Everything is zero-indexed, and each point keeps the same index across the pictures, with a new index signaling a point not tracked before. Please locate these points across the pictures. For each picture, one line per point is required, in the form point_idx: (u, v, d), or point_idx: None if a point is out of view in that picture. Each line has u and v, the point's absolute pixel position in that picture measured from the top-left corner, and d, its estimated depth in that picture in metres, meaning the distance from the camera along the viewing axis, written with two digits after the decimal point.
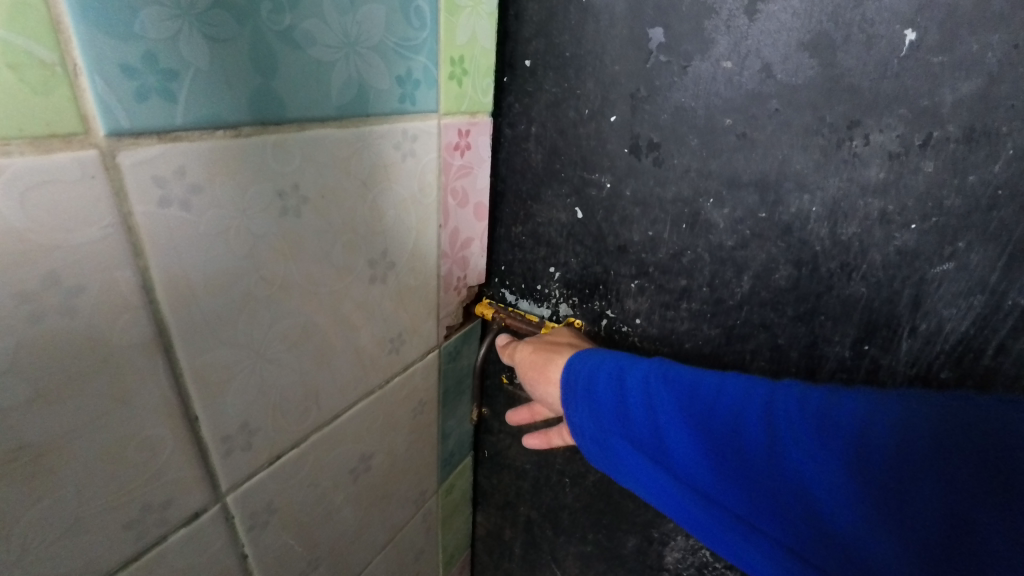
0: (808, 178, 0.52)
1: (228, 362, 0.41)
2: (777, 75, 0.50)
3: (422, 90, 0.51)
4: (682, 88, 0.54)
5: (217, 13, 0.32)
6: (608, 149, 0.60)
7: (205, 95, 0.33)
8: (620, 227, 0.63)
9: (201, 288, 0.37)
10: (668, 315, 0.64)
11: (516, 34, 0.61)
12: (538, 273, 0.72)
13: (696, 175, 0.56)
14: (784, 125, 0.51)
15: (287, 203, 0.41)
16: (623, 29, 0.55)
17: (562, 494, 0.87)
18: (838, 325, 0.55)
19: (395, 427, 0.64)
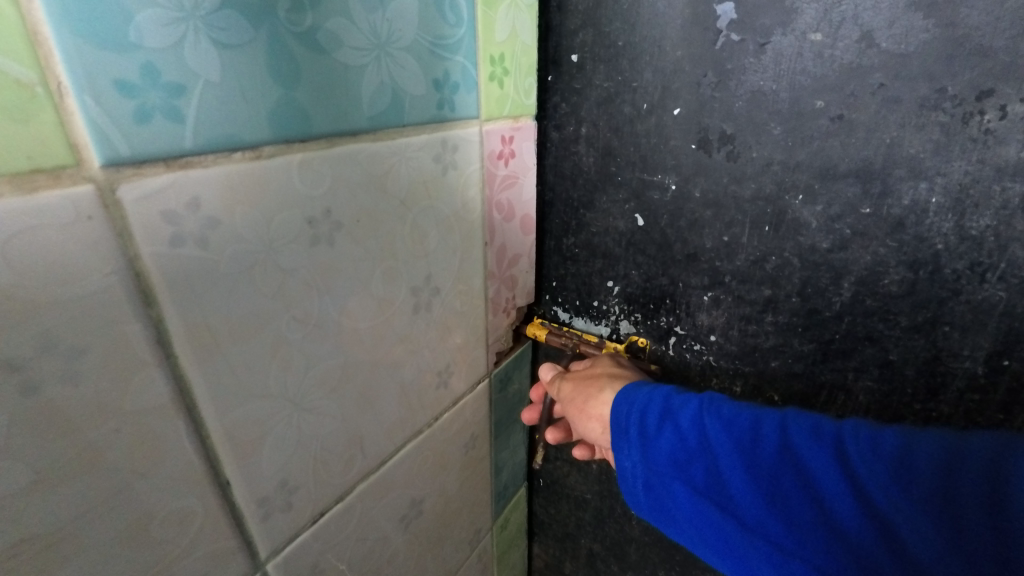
0: (925, 164, 0.43)
1: (261, 417, 0.35)
2: (880, 43, 0.42)
3: (462, 93, 0.46)
4: (759, 70, 0.47)
5: (227, 14, 0.27)
6: (671, 146, 0.53)
7: (218, 112, 0.28)
8: (688, 232, 0.56)
9: (224, 336, 0.32)
10: (750, 330, 0.56)
11: (561, 27, 0.55)
12: (594, 288, 0.65)
13: (781, 168, 0.49)
14: (892, 103, 0.43)
15: (318, 230, 0.36)
16: (685, 8, 0.48)
17: (628, 527, 0.79)
18: (967, 336, 0.46)
19: (446, 467, 0.58)
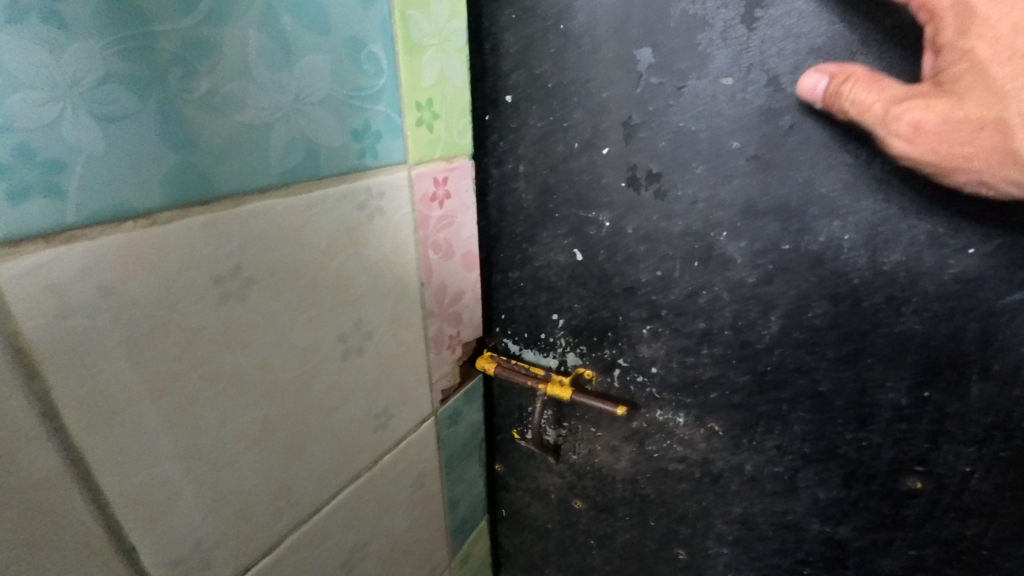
0: (837, 202, 0.44)
1: (170, 477, 0.35)
2: (786, 88, 0.43)
3: (386, 140, 0.46)
4: (679, 111, 0.48)
5: (109, 87, 0.28)
6: (604, 184, 0.54)
7: (107, 182, 0.28)
8: (625, 266, 0.56)
9: (123, 401, 0.31)
10: (689, 362, 0.57)
11: (494, 68, 0.56)
12: (541, 321, 0.65)
13: (706, 206, 0.50)
14: (802, 144, 0.44)
15: (228, 287, 0.36)
16: (608, 52, 0.49)
17: (590, 557, 0.78)
18: (890, 368, 0.47)
19: (391, 508, 0.58)
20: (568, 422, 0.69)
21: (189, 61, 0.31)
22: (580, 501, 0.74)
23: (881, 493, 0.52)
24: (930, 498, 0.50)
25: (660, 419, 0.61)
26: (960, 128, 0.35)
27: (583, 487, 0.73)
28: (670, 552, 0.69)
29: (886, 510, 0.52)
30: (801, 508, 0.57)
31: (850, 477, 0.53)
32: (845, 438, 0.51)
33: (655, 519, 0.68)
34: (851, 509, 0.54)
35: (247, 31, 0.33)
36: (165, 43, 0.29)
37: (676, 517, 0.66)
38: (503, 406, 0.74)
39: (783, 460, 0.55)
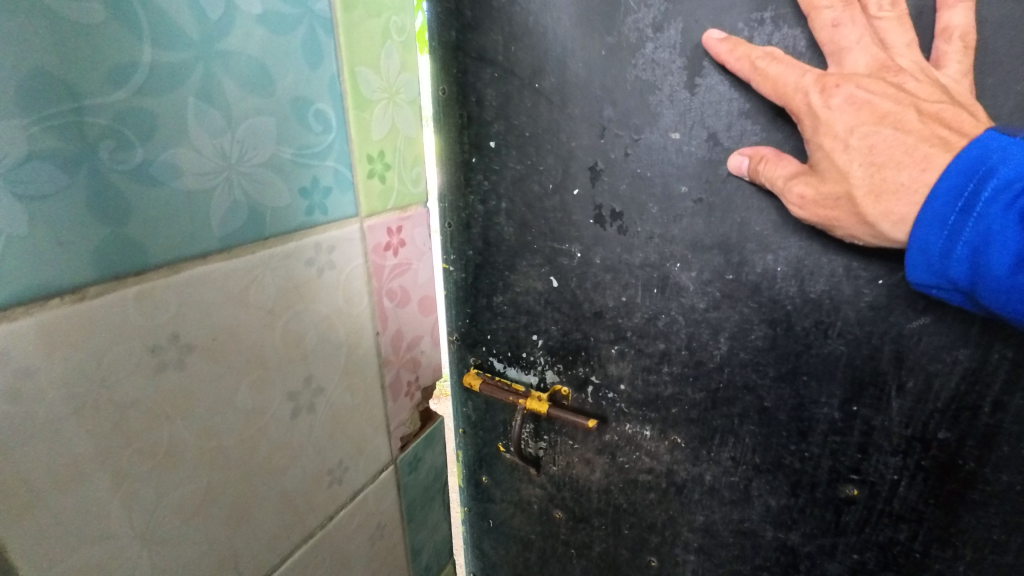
0: (769, 239, 0.51)
1: (97, 559, 0.35)
2: (723, 142, 0.50)
3: (335, 195, 0.48)
4: (635, 159, 0.55)
5: (34, 166, 0.28)
6: (574, 220, 0.61)
7: (29, 265, 0.28)
8: (594, 293, 0.63)
9: (45, 483, 0.31)
10: (652, 379, 0.63)
11: (478, 118, 0.63)
12: (521, 341, 0.71)
13: (661, 241, 0.57)
14: (738, 189, 0.51)
15: (162, 358, 0.36)
16: (575, 108, 0.57)
17: (570, 566, 0.83)
18: (823, 385, 0.53)
19: (372, 522, 0.62)
20: (547, 436, 0.75)
21: (122, 134, 0.31)
22: (559, 512, 0.79)
23: (824, 500, 0.57)
24: (866, 504, 0.55)
25: (629, 432, 0.67)
26: (820, 198, 0.44)
27: (562, 498, 0.78)
28: (642, 561, 0.74)
29: (830, 517, 0.57)
30: (755, 515, 0.62)
31: (797, 485, 0.58)
32: (789, 449, 0.57)
33: (628, 527, 0.73)
34: (798, 516, 0.59)
35: (184, 98, 0.34)
36: (95, 117, 0.30)
37: (646, 525, 0.71)
38: (487, 421, 0.79)
39: (738, 470, 0.61)
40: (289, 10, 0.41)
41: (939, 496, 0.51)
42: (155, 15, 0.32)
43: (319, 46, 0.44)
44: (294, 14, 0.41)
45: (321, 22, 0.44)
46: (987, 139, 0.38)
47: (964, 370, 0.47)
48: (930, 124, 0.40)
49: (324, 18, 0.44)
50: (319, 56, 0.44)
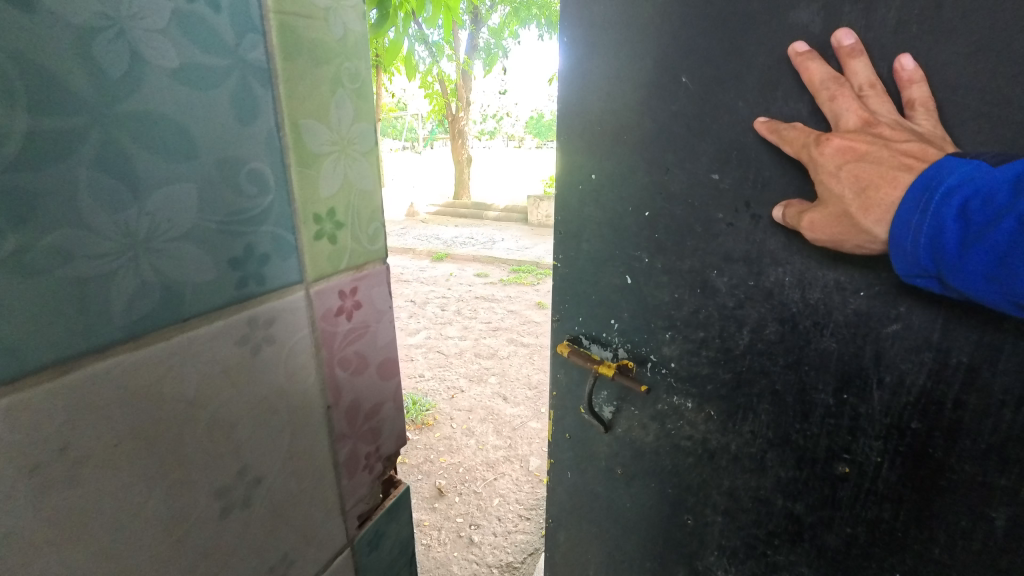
0: (779, 254, 0.66)
1: None
2: (749, 179, 0.66)
3: (275, 262, 0.43)
4: (687, 190, 0.72)
5: None
6: (643, 235, 0.79)
7: None
8: (656, 288, 0.80)
9: None
10: (694, 360, 0.78)
11: (579, 148, 0.82)
12: (601, 324, 0.88)
13: (703, 252, 0.73)
14: (758, 215, 0.67)
15: (50, 476, 0.30)
16: (649, 149, 0.74)
17: (623, 522, 0.99)
18: (819, 374, 0.66)
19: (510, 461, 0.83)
20: (616, 403, 0.90)
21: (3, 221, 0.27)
22: (620, 469, 0.95)
23: (822, 474, 0.69)
24: (856, 479, 0.67)
25: (675, 403, 0.82)
26: (823, 220, 0.57)
27: (625, 456, 0.93)
28: (681, 519, 0.89)
29: (827, 490, 0.70)
30: (769, 484, 0.75)
31: (801, 458, 0.71)
32: (795, 428, 0.70)
33: (672, 487, 0.88)
34: (802, 487, 0.72)
35: (77, 170, 0.30)
36: None
37: (683, 487, 0.86)
38: (564, 390, 0.99)
39: (756, 442, 0.75)
40: (212, 58, 0.36)
41: (915, 480, 0.62)
42: (32, 74, 0.28)
43: (255, 99, 0.40)
44: (223, 65, 0.37)
45: (259, 73, 0.40)
46: (944, 161, 0.50)
47: (930, 369, 0.58)
48: (899, 156, 0.52)
49: (260, 66, 0.40)
50: (253, 108, 0.40)
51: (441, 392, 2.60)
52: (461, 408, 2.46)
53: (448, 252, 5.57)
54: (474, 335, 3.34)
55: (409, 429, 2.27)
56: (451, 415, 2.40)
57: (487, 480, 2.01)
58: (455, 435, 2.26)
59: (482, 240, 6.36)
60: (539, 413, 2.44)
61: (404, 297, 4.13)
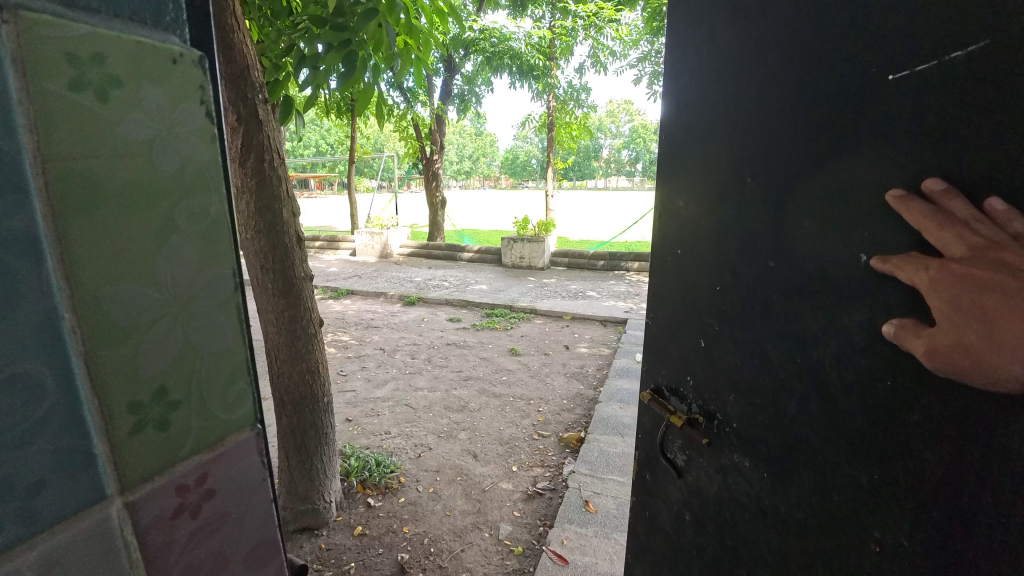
0: (823, 334, 0.57)
1: None
2: (798, 248, 0.59)
3: (42, 500, 0.25)
4: (745, 256, 0.66)
5: None
6: (704, 301, 0.74)
7: None
8: (719, 355, 0.73)
9: None
10: (755, 426, 0.68)
11: (668, 220, 0.80)
12: (678, 380, 0.82)
13: (762, 329, 0.65)
14: (806, 289, 0.58)
15: None
16: (714, 216, 0.70)
17: None
18: (853, 452, 0.56)
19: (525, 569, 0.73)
20: (688, 454, 0.82)
21: None
22: (690, 512, 0.82)
23: (846, 551, 0.58)
24: None
25: (733, 460, 0.72)
26: (943, 347, 0.43)
27: (691, 509, 0.82)
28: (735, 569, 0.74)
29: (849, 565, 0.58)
30: (807, 547, 0.63)
31: (806, 549, 0.63)
32: (837, 501, 0.58)
33: (731, 538, 0.74)
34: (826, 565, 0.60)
35: None
36: None
37: (725, 550, 0.75)
38: (642, 437, 0.93)
39: (796, 513, 0.63)
40: None
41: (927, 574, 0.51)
42: None
43: (8, 269, 0.24)
44: None
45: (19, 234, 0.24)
46: None
47: (940, 469, 0.48)
48: None
49: (19, 229, 0.24)
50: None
51: (407, 451, 2.47)
52: (428, 469, 2.32)
53: (422, 296, 5.51)
54: (444, 386, 3.23)
55: (374, 494, 2.13)
56: (418, 476, 2.27)
57: (454, 553, 1.83)
58: (421, 501, 2.10)
59: (455, 283, 6.27)
60: (510, 472, 2.32)
61: (374, 347, 4.03)
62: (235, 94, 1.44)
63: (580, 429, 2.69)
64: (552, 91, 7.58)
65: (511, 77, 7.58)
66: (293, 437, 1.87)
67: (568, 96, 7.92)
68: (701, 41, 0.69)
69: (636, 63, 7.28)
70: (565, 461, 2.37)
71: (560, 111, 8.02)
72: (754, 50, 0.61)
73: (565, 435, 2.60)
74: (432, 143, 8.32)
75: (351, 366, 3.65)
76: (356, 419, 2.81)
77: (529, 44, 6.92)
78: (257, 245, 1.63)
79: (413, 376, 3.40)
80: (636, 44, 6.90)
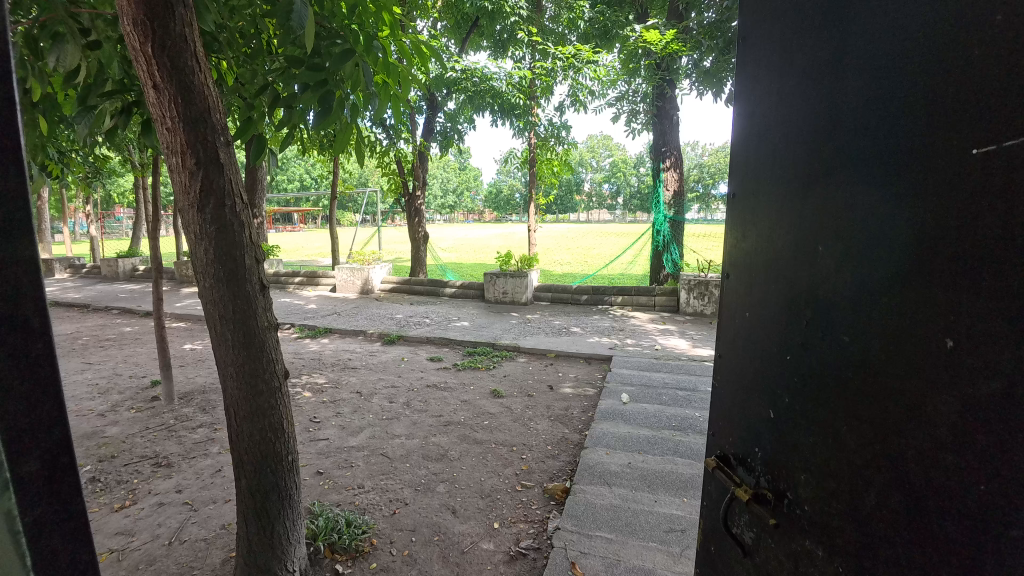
0: (900, 420, 0.47)
1: None
2: (875, 317, 0.49)
3: None
4: (816, 323, 0.57)
5: None
6: (772, 366, 0.65)
7: None
8: (787, 429, 0.62)
9: None
10: (827, 516, 0.55)
11: (738, 279, 0.73)
12: (746, 450, 0.71)
13: (832, 405, 0.55)
14: (883, 363, 0.48)
15: None
16: (785, 274, 0.63)
17: None
18: (941, 561, 0.44)
19: None
20: (755, 534, 0.69)
21: None
22: None
23: None
24: None
25: (801, 550, 0.59)
26: None
27: None
28: None
29: None
30: None
31: None
32: None
33: None
34: None
35: None
36: None
37: None
38: (708, 507, 0.81)
39: None
40: None
41: None
42: None
43: None
44: None
45: None
46: None
47: None
48: None
49: None
50: None
51: (381, 507, 2.30)
52: (403, 528, 2.16)
53: (401, 334, 5.36)
54: (423, 433, 3.07)
55: (343, 559, 1.96)
56: (391, 536, 2.10)
57: None
58: (393, 566, 1.93)
59: (436, 319, 6.15)
60: (490, 530, 2.17)
61: (351, 389, 3.86)
62: (192, 137, 1.37)
63: (565, 479, 2.56)
64: (533, 129, 7.70)
65: (492, 114, 7.72)
66: (251, 500, 1.71)
67: (548, 134, 8.06)
68: (772, 101, 0.65)
69: (614, 102, 7.46)
70: (550, 516, 2.23)
71: (541, 148, 8.14)
72: (828, 105, 0.55)
73: (549, 486, 2.46)
74: (413, 180, 8.32)
75: (325, 411, 3.47)
76: (328, 472, 2.63)
77: (510, 84, 7.04)
78: (217, 294, 1.52)
79: (394, 422, 3.24)
80: (615, 84, 7.08)
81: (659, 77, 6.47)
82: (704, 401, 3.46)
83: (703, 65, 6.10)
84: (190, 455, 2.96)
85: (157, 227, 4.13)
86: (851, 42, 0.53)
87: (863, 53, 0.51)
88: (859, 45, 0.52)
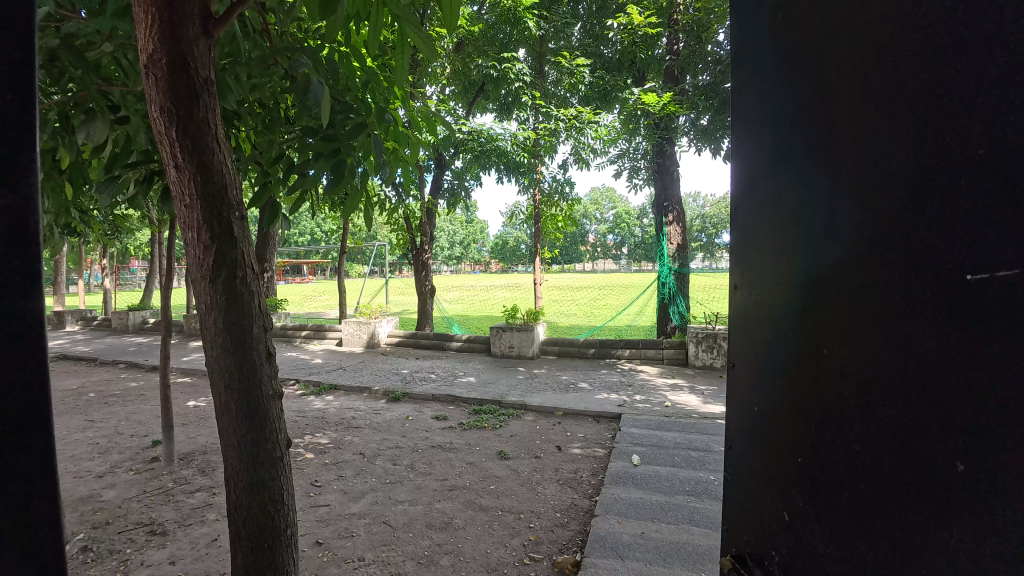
0: (920, 543, 0.46)
1: None
2: (883, 431, 0.49)
3: None
4: (824, 427, 0.56)
5: None
6: (784, 467, 0.63)
7: None
8: (801, 536, 0.60)
9: None
10: None
11: (744, 369, 0.73)
12: (762, 550, 0.68)
13: (847, 517, 0.53)
14: (898, 481, 0.48)
15: None
16: (788, 370, 0.63)
17: None
18: None
19: None
20: None
21: None
22: None
23: None
24: None
25: None
26: None
27: None
28: None
29: None
30: None
31: None
32: None
33: None
34: None
35: None
36: None
37: None
38: None
39: None
40: None
41: None
42: None
43: None
44: None
45: None
46: None
47: None
48: None
49: None
50: None
51: None
52: None
53: (406, 391, 5.28)
54: (427, 499, 2.97)
55: None
56: None
57: None
58: None
59: (441, 375, 6.07)
60: None
61: (353, 450, 3.77)
62: (209, 214, 1.43)
63: (576, 551, 2.44)
64: (537, 186, 7.93)
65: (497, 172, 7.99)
66: None
67: (552, 190, 8.28)
68: (768, 200, 0.68)
69: (615, 160, 7.70)
70: None
71: (546, 204, 8.34)
72: (824, 213, 0.57)
73: (559, 558, 2.35)
74: (420, 235, 8.49)
75: (327, 474, 3.37)
76: (328, 542, 2.52)
77: (515, 144, 7.31)
78: (224, 363, 1.52)
79: (397, 486, 3.14)
80: (616, 143, 7.34)
81: (659, 136, 6.73)
82: (717, 463, 3.34)
83: (700, 126, 6.33)
84: (187, 522, 2.87)
85: (168, 281, 4.17)
86: (842, 157, 0.55)
87: (854, 169, 0.54)
88: (848, 162, 0.54)
